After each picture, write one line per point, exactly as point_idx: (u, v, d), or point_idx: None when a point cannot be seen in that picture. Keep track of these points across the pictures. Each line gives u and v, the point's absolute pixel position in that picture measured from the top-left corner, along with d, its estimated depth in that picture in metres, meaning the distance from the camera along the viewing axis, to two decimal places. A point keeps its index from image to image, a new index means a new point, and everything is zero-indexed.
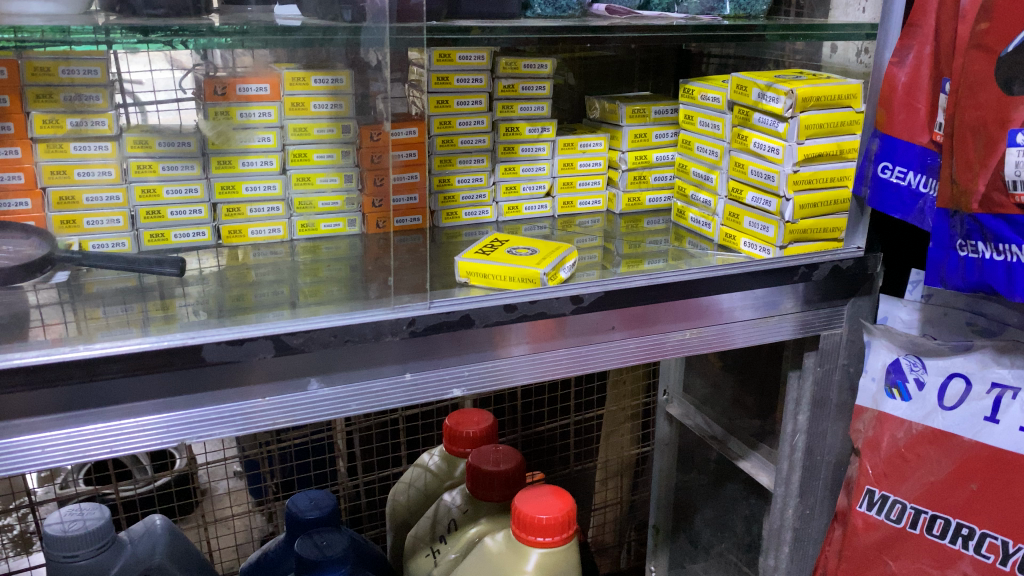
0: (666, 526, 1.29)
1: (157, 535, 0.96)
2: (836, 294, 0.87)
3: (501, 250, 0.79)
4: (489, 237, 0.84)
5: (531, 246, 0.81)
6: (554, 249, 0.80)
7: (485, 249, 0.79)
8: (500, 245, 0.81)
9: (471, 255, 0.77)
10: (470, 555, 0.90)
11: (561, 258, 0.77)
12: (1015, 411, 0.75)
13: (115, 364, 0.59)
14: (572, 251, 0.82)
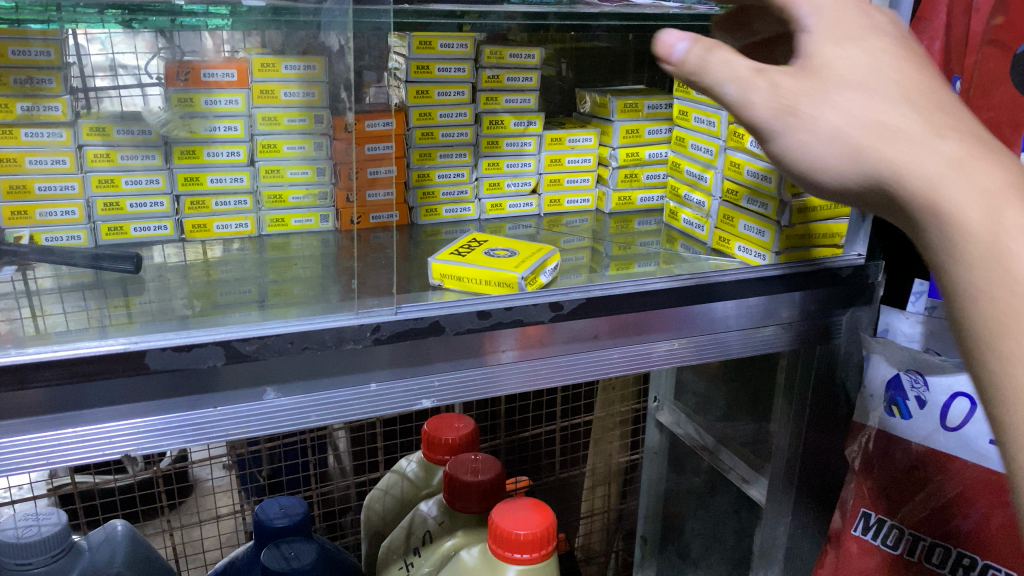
0: (653, 537, 1.24)
1: (119, 542, 0.92)
2: (839, 304, 0.80)
3: (476, 251, 0.75)
4: (465, 236, 0.79)
5: (509, 246, 0.76)
6: (534, 250, 0.76)
7: (460, 250, 0.75)
8: (476, 245, 0.76)
9: (445, 256, 0.73)
10: (445, 570, 0.86)
11: (541, 259, 0.73)
12: None
13: (50, 371, 0.54)
14: (556, 253, 0.77)
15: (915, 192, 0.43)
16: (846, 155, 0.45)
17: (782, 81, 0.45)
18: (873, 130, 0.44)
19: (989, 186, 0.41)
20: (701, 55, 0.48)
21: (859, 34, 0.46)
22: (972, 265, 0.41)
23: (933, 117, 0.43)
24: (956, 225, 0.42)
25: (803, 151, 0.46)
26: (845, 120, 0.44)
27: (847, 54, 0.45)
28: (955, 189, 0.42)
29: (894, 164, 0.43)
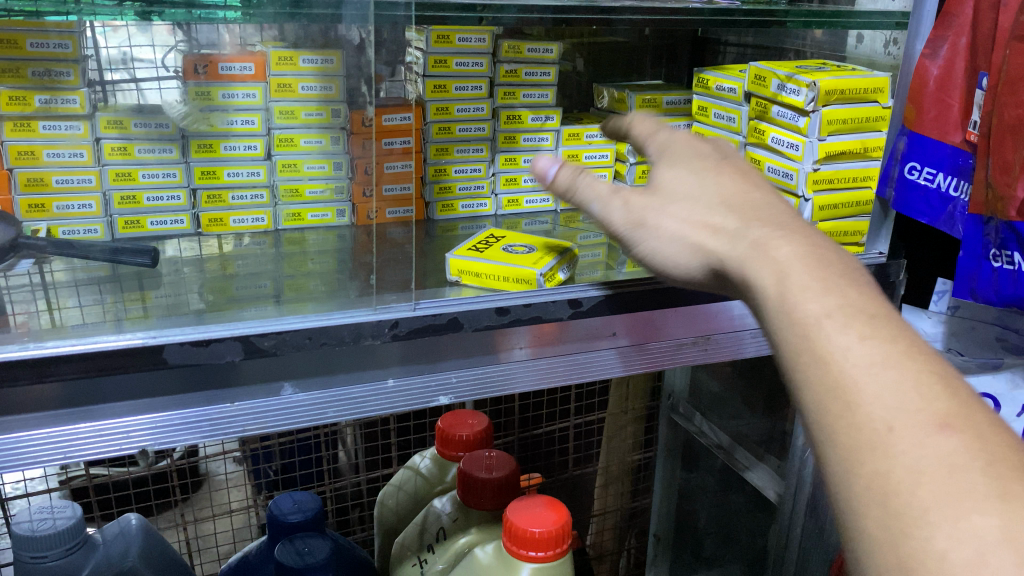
0: (666, 536, 1.25)
1: (134, 537, 0.92)
2: None
3: (494, 248, 0.74)
4: (481, 231, 0.79)
5: (528, 244, 0.75)
6: (553, 248, 0.75)
7: (478, 246, 0.74)
8: (495, 242, 0.75)
9: (463, 252, 0.72)
10: (457, 568, 0.86)
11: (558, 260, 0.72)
12: None
13: (68, 365, 0.54)
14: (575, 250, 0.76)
15: (790, 323, 0.39)
16: (684, 249, 0.50)
17: (630, 199, 0.54)
18: (693, 230, 0.49)
19: (858, 333, 0.38)
20: (570, 179, 0.59)
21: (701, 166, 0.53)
22: (862, 461, 0.35)
23: (757, 219, 0.46)
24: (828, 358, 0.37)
25: (655, 256, 0.53)
26: (654, 236, 0.52)
27: (680, 175, 0.53)
28: (829, 333, 0.38)
29: (733, 252, 0.45)
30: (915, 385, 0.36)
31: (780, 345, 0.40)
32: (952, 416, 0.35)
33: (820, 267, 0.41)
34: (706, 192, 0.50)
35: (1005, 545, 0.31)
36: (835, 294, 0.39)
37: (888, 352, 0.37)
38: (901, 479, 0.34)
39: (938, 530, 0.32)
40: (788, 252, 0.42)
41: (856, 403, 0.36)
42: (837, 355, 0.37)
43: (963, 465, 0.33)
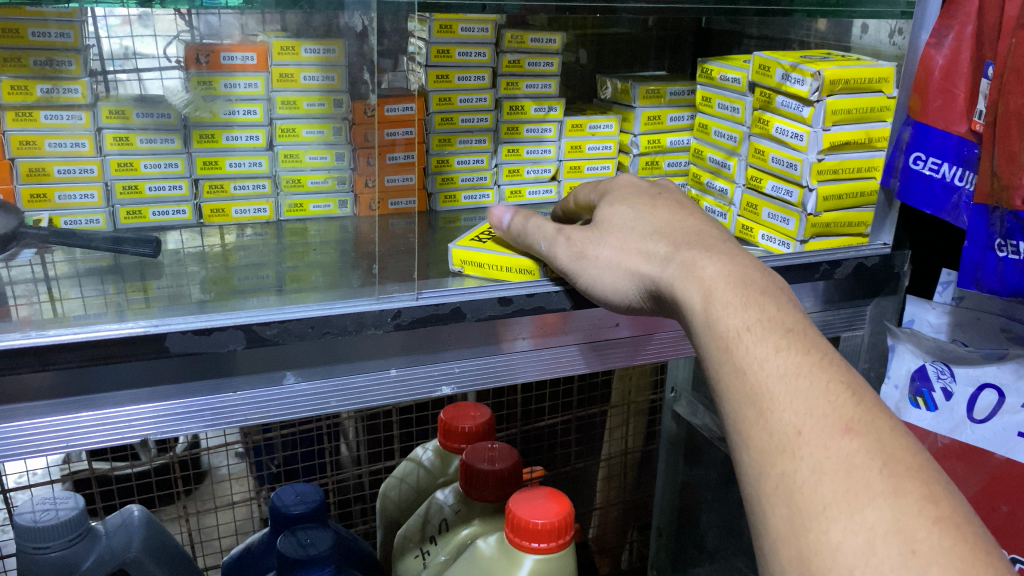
0: (668, 529, 1.25)
1: (136, 527, 0.91)
2: (861, 294, 0.79)
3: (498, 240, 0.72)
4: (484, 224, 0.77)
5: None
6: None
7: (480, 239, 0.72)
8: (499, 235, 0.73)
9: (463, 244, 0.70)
10: (460, 558, 0.86)
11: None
12: None
13: (70, 354, 0.53)
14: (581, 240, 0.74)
15: (714, 335, 0.47)
16: (623, 276, 0.58)
17: (572, 235, 0.62)
18: (625, 266, 0.57)
19: (772, 346, 0.46)
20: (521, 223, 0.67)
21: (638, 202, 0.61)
22: (775, 462, 0.42)
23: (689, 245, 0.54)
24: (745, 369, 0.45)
25: (595, 282, 0.60)
26: (595, 266, 0.60)
27: (617, 212, 0.61)
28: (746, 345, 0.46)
29: (667, 276, 0.53)
30: (819, 393, 0.43)
31: (707, 357, 0.48)
32: (853, 422, 0.42)
33: (744, 289, 0.49)
34: (638, 229, 0.58)
35: (890, 534, 0.38)
36: (754, 310, 0.47)
37: (798, 363, 0.45)
38: (805, 478, 0.41)
39: (834, 524, 0.39)
40: (716, 273, 0.50)
41: (769, 409, 0.43)
42: (754, 367, 0.45)
43: (860, 465, 0.40)
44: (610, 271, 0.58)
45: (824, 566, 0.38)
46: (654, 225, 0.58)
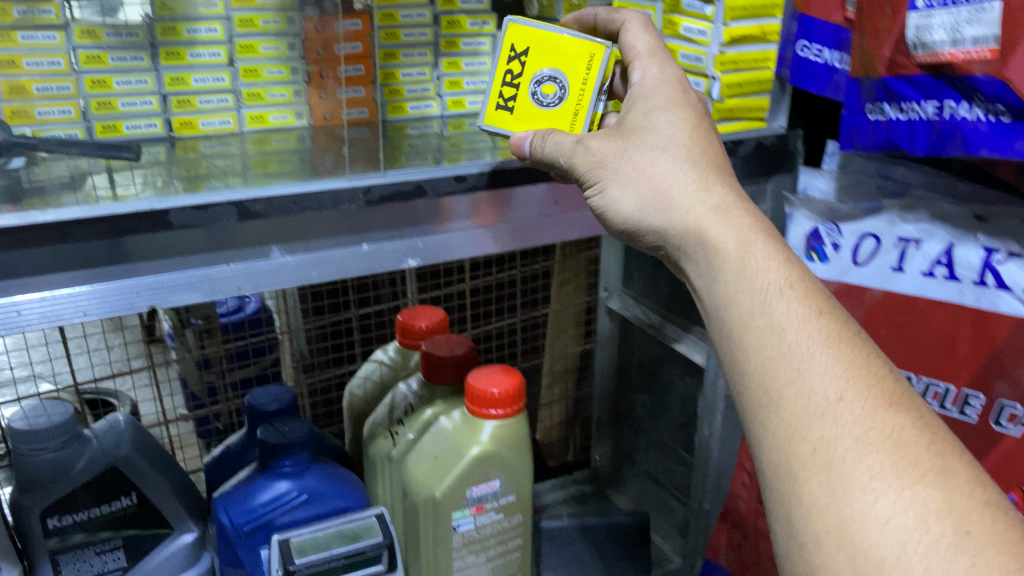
0: (607, 418, 1.37)
1: (124, 431, 0.99)
2: (760, 172, 0.91)
3: (524, 88, 0.78)
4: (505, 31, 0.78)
5: (557, 63, 0.77)
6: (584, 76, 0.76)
7: (510, 84, 0.78)
8: (525, 67, 0.77)
9: (492, 109, 0.79)
10: (428, 434, 0.97)
11: (580, 116, 0.77)
12: (919, 259, 0.77)
13: (86, 228, 0.61)
14: (601, 46, 0.75)
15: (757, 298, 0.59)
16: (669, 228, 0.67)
17: (595, 147, 0.72)
18: (650, 195, 0.69)
19: (809, 321, 0.57)
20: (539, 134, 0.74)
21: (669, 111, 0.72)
22: (814, 426, 0.53)
23: (727, 211, 0.65)
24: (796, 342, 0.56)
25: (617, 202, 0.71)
26: (615, 179, 0.71)
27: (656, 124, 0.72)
28: (788, 310, 0.57)
29: (708, 239, 0.64)
30: (858, 372, 0.55)
31: (745, 319, 0.59)
32: (885, 401, 0.54)
33: (788, 269, 0.60)
34: (678, 172, 0.68)
35: (939, 510, 0.48)
36: (792, 279, 0.59)
37: (837, 341, 0.56)
38: (849, 446, 0.52)
39: (882, 498, 0.49)
40: (759, 252, 0.61)
41: (809, 374, 0.55)
42: (799, 335, 0.56)
43: (901, 441, 0.51)
44: (635, 204, 0.69)
45: (867, 528, 0.49)
46: (676, 174, 0.68)
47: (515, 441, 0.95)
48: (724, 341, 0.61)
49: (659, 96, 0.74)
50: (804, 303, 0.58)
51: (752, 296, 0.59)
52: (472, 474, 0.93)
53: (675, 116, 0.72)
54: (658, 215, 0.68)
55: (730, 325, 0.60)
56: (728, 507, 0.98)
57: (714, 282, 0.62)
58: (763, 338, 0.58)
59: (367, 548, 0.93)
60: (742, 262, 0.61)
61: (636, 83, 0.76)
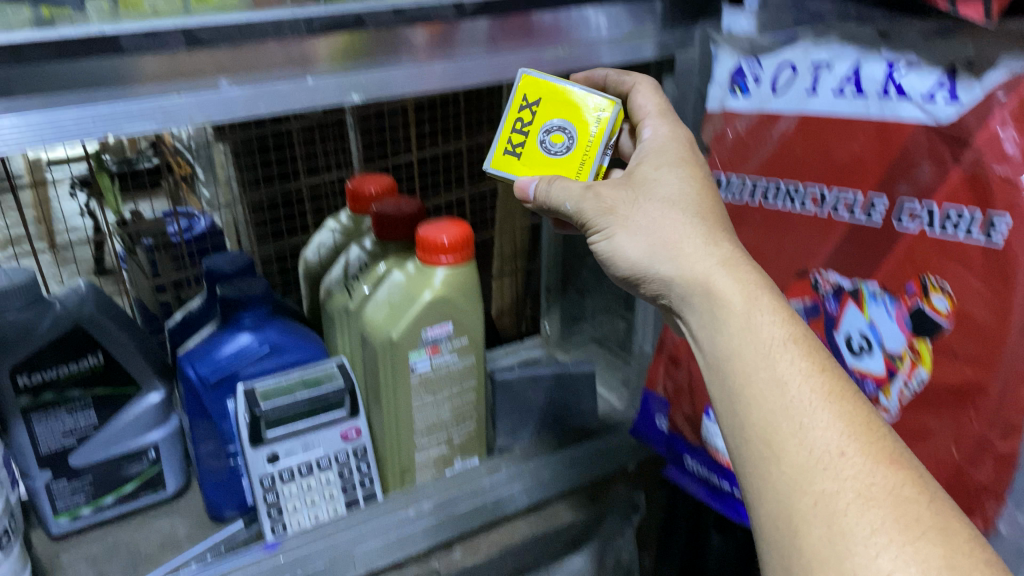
0: (555, 287, 1.44)
1: (86, 295, 1.03)
2: (688, 16, 0.95)
3: (534, 135, 0.90)
4: (517, 83, 0.87)
5: (565, 115, 0.89)
6: (590, 125, 0.89)
7: (522, 133, 0.91)
8: (535, 117, 0.89)
9: (501, 155, 0.92)
10: (382, 286, 1.02)
11: (585, 164, 0.89)
12: (830, 79, 0.81)
13: (38, 49, 0.62)
14: (607, 102, 0.88)
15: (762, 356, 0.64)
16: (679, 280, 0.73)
17: (602, 192, 0.81)
18: (649, 242, 0.76)
19: (813, 383, 0.62)
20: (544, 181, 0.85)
21: (675, 167, 0.81)
22: (816, 477, 0.58)
23: (730, 262, 0.71)
24: (798, 402, 0.61)
25: (621, 246, 0.79)
26: (624, 227, 0.79)
27: (660, 178, 0.81)
28: (790, 366, 0.63)
29: (713, 288, 0.70)
30: (858, 428, 0.60)
31: (748, 431, 0.63)
32: (882, 456, 0.58)
33: (796, 341, 0.65)
34: (683, 225, 0.75)
35: (939, 561, 0.52)
36: (792, 332, 0.65)
37: (838, 400, 0.61)
38: (849, 502, 0.56)
39: (882, 553, 0.53)
40: (761, 318, 0.66)
41: (810, 429, 0.60)
42: (798, 390, 0.62)
43: (899, 499, 0.56)
44: (633, 244, 0.77)
45: None
46: (676, 223, 0.76)
47: (465, 287, 1.00)
48: (724, 385, 0.66)
49: (671, 152, 0.84)
50: (802, 359, 0.64)
51: (758, 346, 0.65)
52: (426, 317, 0.99)
53: (676, 170, 0.82)
54: (661, 264, 0.75)
55: (733, 371, 0.66)
56: (663, 342, 1.04)
57: (718, 334, 0.68)
58: (768, 388, 0.63)
59: (330, 394, 1.02)
60: (747, 313, 0.67)
61: (648, 138, 0.87)
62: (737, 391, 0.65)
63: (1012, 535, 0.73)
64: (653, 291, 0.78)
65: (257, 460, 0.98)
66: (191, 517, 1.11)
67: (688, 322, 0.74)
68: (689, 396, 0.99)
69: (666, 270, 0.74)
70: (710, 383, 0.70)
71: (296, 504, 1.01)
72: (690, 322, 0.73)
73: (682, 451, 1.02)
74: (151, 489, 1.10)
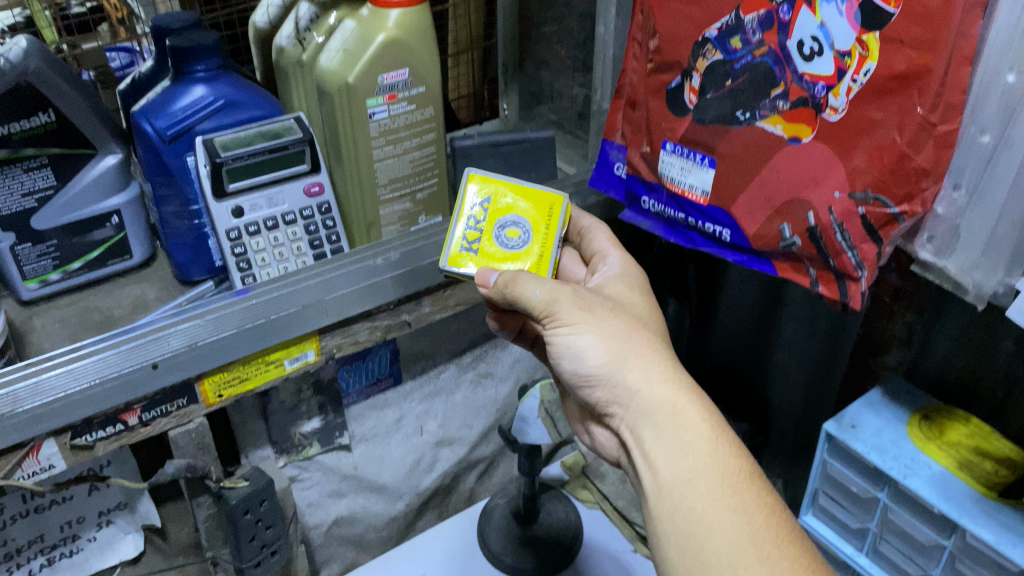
0: (513, 64, 1.42)
1: (31, 51, 0.96)
2: None
3: (490, 232, 0.94)
4: (470, 182, 0.96)
5: (518, 211, 0.95)
6: (543, 220, 0.95)
7: (475, 228, 0.94)
8: (489, 214, 0.95)
9: (459, 252, 0.93)
10: (336, 33, 1.01)
11: (544, 258, 0.93)
12: None
13: None
14: (561, 205, 0.97)
15: (726, 479, 0.75)
16: (646, 389, 0.80)
17: (567, 296, 0.84)
18: (610, 351, 0.82)
19: (762, 507, 0.75)
20: (508, 278, 0.86)
21: (638, 308, 0.91)
22: None
23: (687, 387, 0.81)
24: (760, 531, 0.73)
25: (582, 347, 0.83)
26: (593, 327, 0.83)
27: (626, 294, 0.93)
28: (747, 491, 0.75)
29: (677, 399, 0.80)
30: (805, 557, 0.73)
31: (717, 530, 0.73)
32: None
33: (747, 466, 0.77)
34: (651, 347, 0.83)
35: None
36: (740, 454, 0.78)
37: (783, 525, 0.74)
38: None
39: None
40: (722, 450, 0.77)
41: (772, 558, 0.72)
42: (754, 513, 0.74)
43: None
44: (597, 346, 0.82)
45: None
46: (635, 339, 0.83)
47: (420, 29, 1.00)
48: (679, 507, 0.75)
49: (628, 289, 0.94)
50: (759, 495, 0.76)
51: (721, 474, 0.76)
52: (383, 62, 0.98)
53: (637, 300, 0.93)
54: (622, 369, 0.82)
55: (696, 492, 0.75)
56: (622, 84, 1.03)
57: (683, 455, 0.77)
58: (729, 511, 0.74)
59: (290, 146, 1.02)
60: (713, 441, 0.77)
61: (609, 267, 0.98)
62: (697, 516, 0.74)
63: (949, 214, 0.81)
64: (596, 390, 0.84)
65: (222, 213, 0.99)
66: (158, 283, 1.13)
67: (637, 445, 0.81)
68: (647, 135, 1.00)
69: (628, 376, 0.81)
70: (651, 505, 0.77)
71: (265, 257, 1.03)
72: (645, 437, 0.80)
73: (639, 193, 1.04)
74: (118, 256, 1.11)
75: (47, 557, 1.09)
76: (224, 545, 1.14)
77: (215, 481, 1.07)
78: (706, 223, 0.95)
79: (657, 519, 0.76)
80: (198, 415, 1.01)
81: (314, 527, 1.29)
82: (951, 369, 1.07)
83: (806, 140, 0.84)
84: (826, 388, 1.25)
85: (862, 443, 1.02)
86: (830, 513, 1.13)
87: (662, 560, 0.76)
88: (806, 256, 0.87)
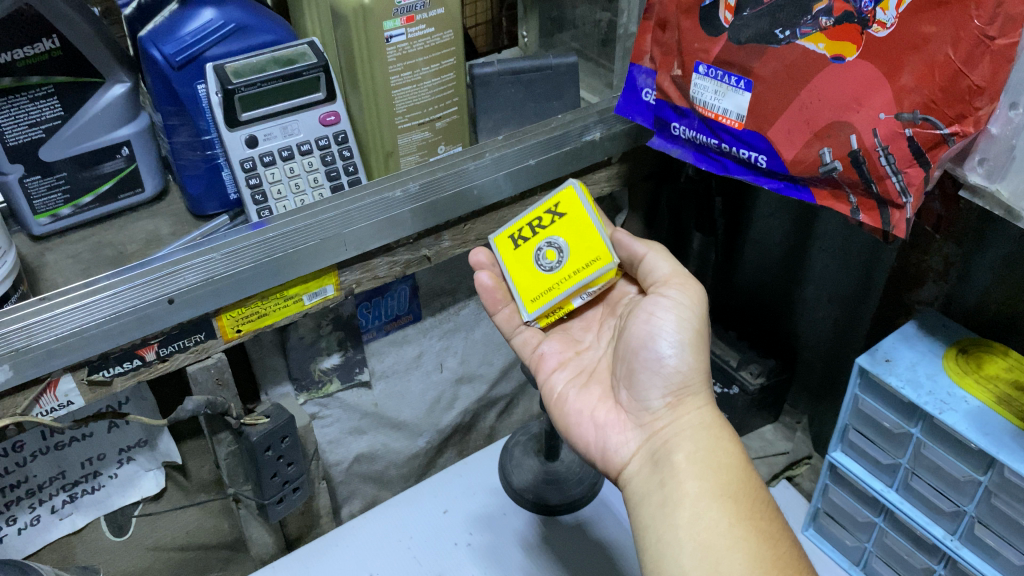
0: None
1: None
2: None
3: (536, 241, 0.98)
4: (560, 185, 0.96)
5: (565, 239, 0.95)
6: (571, 269, 0.94)
7: (531, 230, 0.99)
8: (550, 225, 0.96)
9: (506, 238, 1.02)
10: None
11: (545, 294, 0.96)
12: None
13: None
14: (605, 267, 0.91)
15: (755, 503, 0.79)
16: (704, 415, 0.87)
17: (691, 288, 0.92)
18: (696, 369, 0.89)
19: (779, 535, 0.77)
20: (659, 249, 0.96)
21: None
22: None
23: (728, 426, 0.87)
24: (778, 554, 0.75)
25: (678, 348, 0.89)
26: (693, 328, 0.90)
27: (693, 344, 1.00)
28: (769, 519, 0.78)
29: (722, 432, 0.86)
30: None
31: (738, 546, 0.75)
32: None
33: (770, 502, 0.81)
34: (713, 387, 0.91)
35: None
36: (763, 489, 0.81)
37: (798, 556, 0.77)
38: None
39: None
40: (752, 481, 0.81)
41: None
42: (773, 539, 0.76)
43: None
44: (689, 360, 0.89)
45: None
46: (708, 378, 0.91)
47: None
48: (702, 519, 0.77)
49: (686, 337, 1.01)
50: (777, 526, 0.78)
51: (750, 500, 0.79)
52: None
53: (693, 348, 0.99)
54: (697, 385, 0.89)
55: (721, 510, 0.78)
56: (651, 5, 0.97)
57: (717, 475, 0.81)
58: (750, 532, 0.76)
59: (304, 72, 0.97)
60: (745, 472, 0.82)
61: None
62: (720, 530, 0.76)
63: (1004, 134, 0.77)
64: (661, 390, 0.88)
65: (235, 143, 0.96)
66: (172, 218, 1.10)
67: (668, 456, 0.84)
68: (678, 58, 0.95)
69: (700, 392, 0.89)
70: (667, 514, 0.80)
71: (281, 188, 1.00)
72: (683, 450, 0.84)
73: (669, 119, 0.99)
74: (129, 190, 1.08)
75: (70, 494, 1.09)
76: (246, 482, 1.15)
77: (236, 418, 1.05)
78: (741, 149, 0.91)
79: (670, 528, 0.78)
80: (217, 351, 0.99)
81: (335, 464, 1.30)
82: (990, 302, 1.03)
83: (850, 59, 0.79)
84: (856, 323, 1.22)
85: (897, 378, 0.99)
86: (861, 449, 1.11)
87: (667, 568, 0.77)
88: (847, 181, 0.83)
